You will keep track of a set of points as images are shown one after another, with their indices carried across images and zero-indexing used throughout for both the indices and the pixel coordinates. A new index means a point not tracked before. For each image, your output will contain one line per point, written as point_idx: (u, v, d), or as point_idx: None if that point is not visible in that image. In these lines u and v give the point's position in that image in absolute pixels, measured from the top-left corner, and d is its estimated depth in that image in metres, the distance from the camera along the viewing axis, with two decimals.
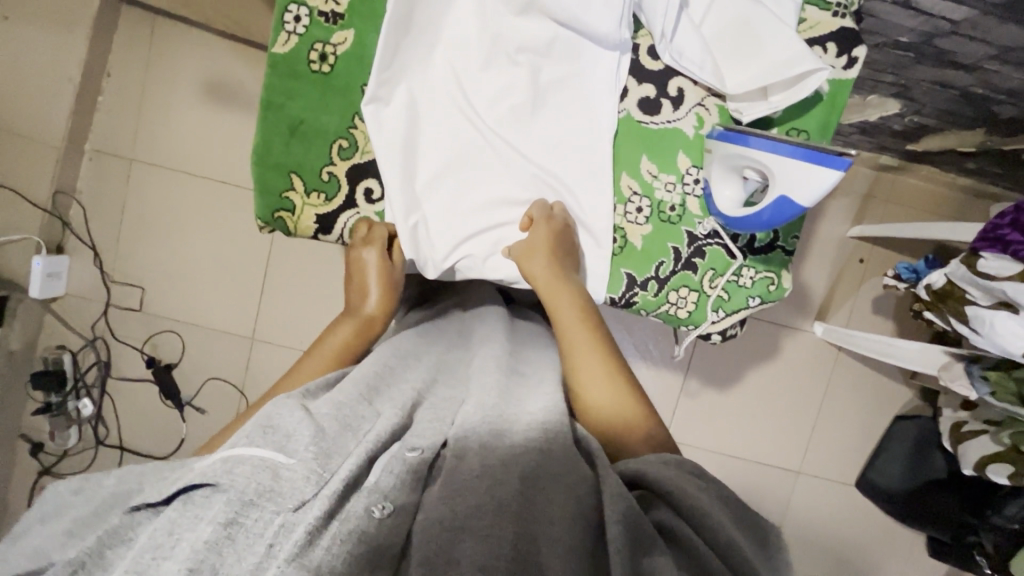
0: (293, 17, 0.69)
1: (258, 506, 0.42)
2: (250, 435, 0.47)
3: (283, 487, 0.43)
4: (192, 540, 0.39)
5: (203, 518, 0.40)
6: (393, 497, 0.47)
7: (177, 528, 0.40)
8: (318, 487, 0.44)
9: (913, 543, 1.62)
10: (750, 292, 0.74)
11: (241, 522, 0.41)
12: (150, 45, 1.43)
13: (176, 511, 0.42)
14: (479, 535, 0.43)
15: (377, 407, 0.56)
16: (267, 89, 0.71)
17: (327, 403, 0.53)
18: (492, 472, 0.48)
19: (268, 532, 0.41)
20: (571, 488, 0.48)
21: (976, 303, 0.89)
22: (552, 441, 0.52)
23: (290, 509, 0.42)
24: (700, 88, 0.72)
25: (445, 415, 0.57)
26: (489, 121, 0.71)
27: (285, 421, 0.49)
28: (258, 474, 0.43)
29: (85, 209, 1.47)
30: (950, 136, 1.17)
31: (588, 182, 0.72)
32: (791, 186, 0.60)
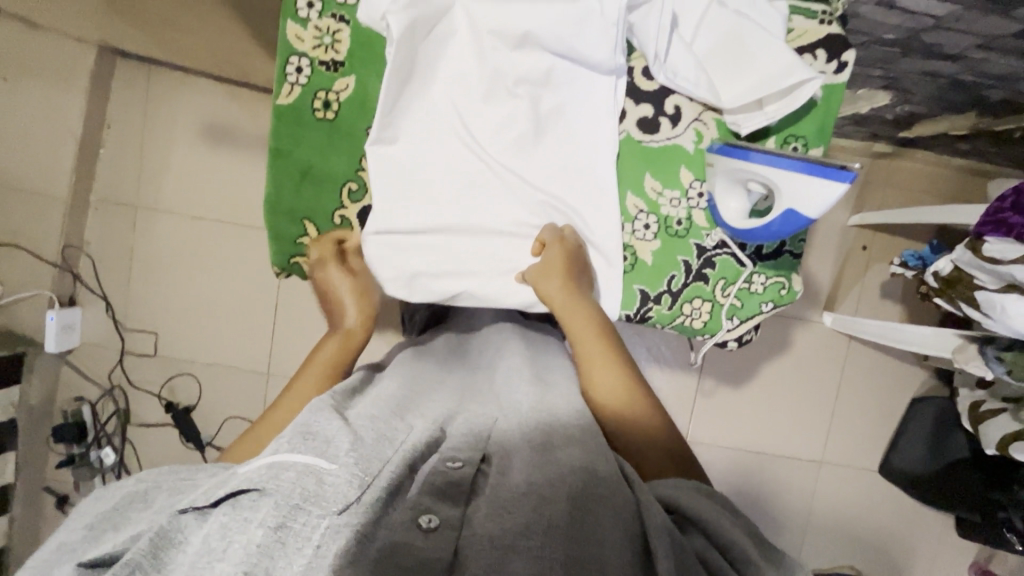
0: (294, 67, 0.71)
1: (305, 510, 0.42)
2: (291, 441, 0.48)
3: (328, 491, 0.43)
4: (244, 542, 0.40)
5: (253, 521, 0.41)
6: (437, 508, 0.45)
7: (229, 531, 0.41)
8: (362, 490, 0.44)
9: (942, 525, 1.61)
10: (763, 298, 0.76)
11: (289, 525, 0.41)
12: (147, 93, 1.45)
13: (226, 515, 0.42)
14: (529, 555, 0.41)
15: (409, 421, 0.58)
16: (274, 139, 0.72)
17: (362, 417, 0.55)
18: (537, 489, 0.46)
19: (315, 536, 0.41)
20: (620, 516, 0.45)
21: (984, 287, 0.90)
22: (596, 465, 0.50)
23: (335, 512, 0.43)
24: (697, 103, 0.74)
25: (479, 428, 0.58)
26: (492, 152, 0.72)
27: (325, 428, 0.50)
28: (305, 479, 0.43)
29: (93, 260, 1.48)
30: (942, 121, 1.18)
31: (593, 203, 0.74)
32: (799, 198, 0.61)
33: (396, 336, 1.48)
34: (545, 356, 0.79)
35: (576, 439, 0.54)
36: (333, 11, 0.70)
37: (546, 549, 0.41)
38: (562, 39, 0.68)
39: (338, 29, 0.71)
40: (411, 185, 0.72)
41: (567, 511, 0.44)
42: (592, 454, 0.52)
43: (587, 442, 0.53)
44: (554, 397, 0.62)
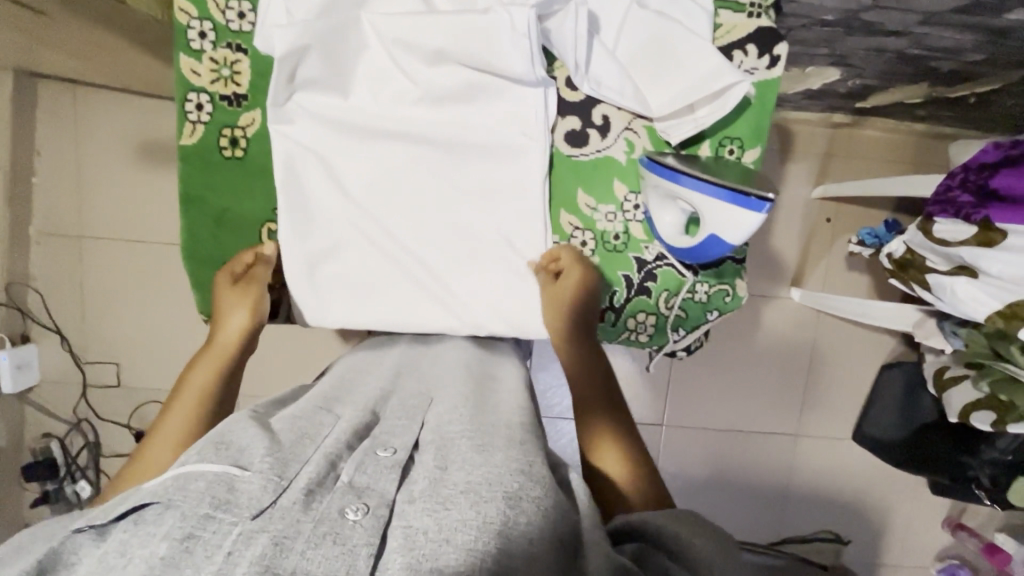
0: (194, 104, 0.70)
1: (216, 519, 0.37)
2: (201, 452, 0.44)
3: (240, 496, 0.39)
4: (146, 558, 0.36)
5: (157, 535, 0.37)
6: (365, 499, 0.42)
7: (129, 547, 0.37)
8: (278, 493, 0.40)
9: (916, 486, 1.65)
10: (708, 307, 0.74)
11: (198, 535, 0.37)
12: (75, 115, 1.38)
13: (126, 532, 0.38)
14: (461, 546, 0.38)
15: (338, 412, 0.56)
16: (184, 184, 0.71)
17: (284, 420, 0.52)
18: (474, 480, 0.44)
19: (226, 545, 0.36)
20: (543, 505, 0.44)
21: (935, 270, 0.88)
22: (529, 464, 0.47)
23: (249, 517, 0.38)
24: (625, 111, 0.70)
25: (414, 414, 0.56)
26: (416, 179, 0.71)
27: (238, 437, 0.46)
28: (215, 488, 0.39)
29: (42, 294, 1.43)
30: (897, 91, 1.15)
31: (521, 228, 0.72)
32: (721, 226, 0.61)
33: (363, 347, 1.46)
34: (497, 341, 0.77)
35: (513, 439, 0.51)
36: (229, 42, 0.69)
37: (477, 541, 0.39)
38: (474, 55, 0.66)
39: (236, 60, 0.69)
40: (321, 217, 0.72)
41: (501, 512, 0.41)
42: (529, 453, 0.49)
43: (524, 444, 0.50)
44: (492, 395, 0.60)
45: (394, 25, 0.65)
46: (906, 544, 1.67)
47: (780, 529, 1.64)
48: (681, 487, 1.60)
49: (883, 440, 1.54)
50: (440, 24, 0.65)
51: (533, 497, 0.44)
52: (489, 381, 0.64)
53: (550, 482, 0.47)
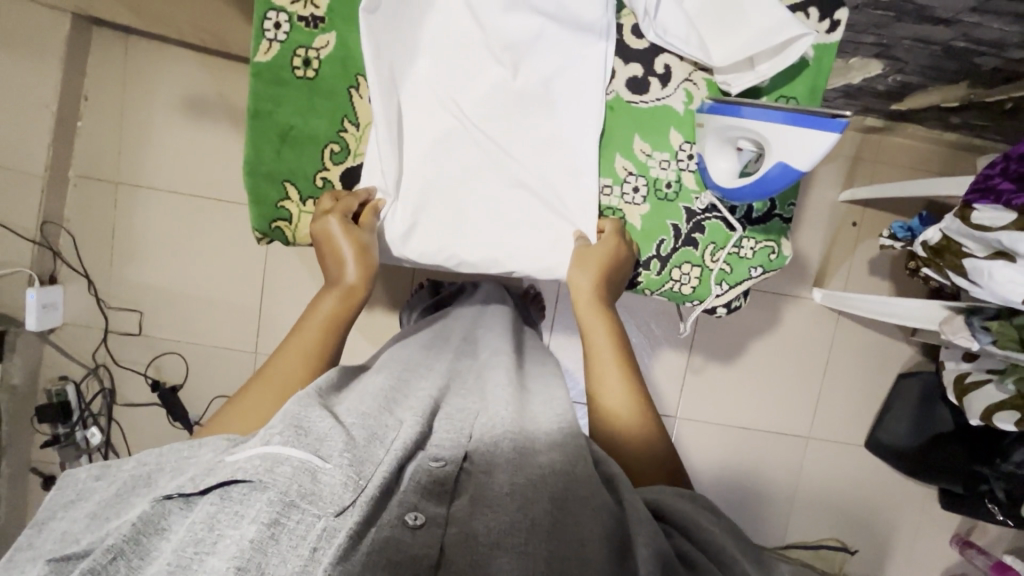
0: (272, 23, 0.73)
1: (299, 508, 0.47)
2: (284, 433, 0.51)
3: (323, 491, 0.48)
4: (238, 539, 0.44)
5: (247, 517, 0.46)
6: (423, 508, 0.50)
7: (219, 525, 0.46)
8: (356, 493, 0.49)
9: (927, 499, 1.64)
10: (752, 263, 0.80)
11: (283, 522, 0.46)
12: (127, 64, 1.41)
13: (215, 505, 0.47)
14: (513, 551, 0.47)
15: (399, 415, 0.62)
16: (253, 98, 0.75)
17: (353, 413, 0.58)
18: (519, 490, 0.52)
19: (310, 536, 0.46)
20: (593, 511, 0.51)
21: (971, 255, 0.90)
22: (574, 466, 0.56)
23: (332, 513, 0.47)
24: (687, 63, 0.76)
25: (461, 426, 0.62)
26: (472, 115, 0.75)
27: (317, 425, 0.53)
28: (300, 477, 0.48)
29: (74, 237, 1.45)
30: (934, 93, 1.18)
31: (568, 169, 0.77)
32: (788, 150, 0.63)
33: (385, 312, 1.48)
34: (529, 362, 0.88)
35: (555, 443, 0.59)
36: None
37: (528, 546, 0.47)
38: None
39: None
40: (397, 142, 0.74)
41: (548, 512, 0.50)
42: (571, 455, 0.58)
43: (567, 446, 0.59)
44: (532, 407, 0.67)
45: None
46: (912, 559, 1.65)
47: (787, 534, 1.62)
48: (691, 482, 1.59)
49: (897, 447, 1.54)
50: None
51: (579, 500, 0.52)
52: (525, 390, 0.73)
53: (593, 483, 0.54)
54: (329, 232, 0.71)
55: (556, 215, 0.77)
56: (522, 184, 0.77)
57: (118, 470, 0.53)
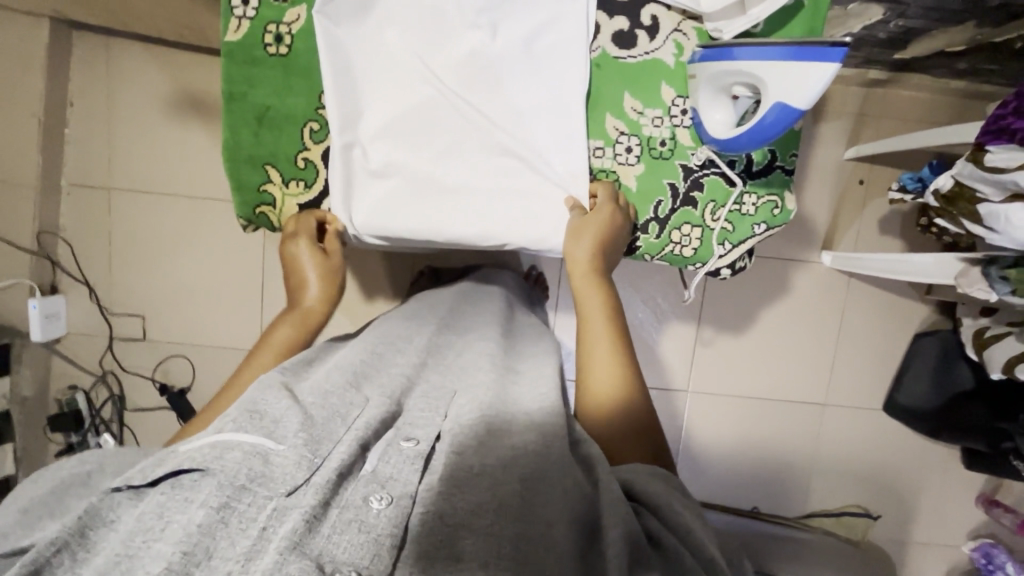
0: (241, 0, 0.71)
1: (251, 491, 0.45)
2: (237, 420, 0.51)
3: (275, 473, 0.47)
4: (185, 524, 0.42)
5: (195, 501, 0.44)
6: (388, 488, 0.49)
7: (166, 511, 0.44)
8: (310, 472, 0.48)
9: (949, 460, 1.60)
10: (755, 220, 0.77)
11: (233, 505, 0.44)
12: (110, 67, 1.39)
13: (165, 493, 0.46)
14: (482, 533, 0.46)
15: (366, 393, 0.61)
16: (228, 81, 0.73)
17: (314, 392, 0.57)
18: (492, 472, 0.51)
19: (261, 517, 0.44)
20: (565, 491, 0.52)
21: (988, 200, 0.86)
22: (549, 449, 0.56)
23: (282, 493, 0.46)
24: (675, 12, 0.72)
25: (437, 405, 0.61)
26: (450, 80, 0.72)
27: (271, 407, 0.53)
28: (250, 460, 0.47)
29: (71, 246, 1.45)
30: (939, 37, 1.12)
31: (555, 131, 0.74)
32: (789, 89, 0.60)
33: (387, 303, 1.46)
34: (514, 339, 0.87)
35: (534, 423, 0.59)
36: None
37: (496, 526, 0.46)
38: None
39: None
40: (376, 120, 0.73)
41: (519, 492, 0.49)
42: (547, 436, 0.58)
43: (544, 425, 0.59)
44: (512, 386, 0.68)
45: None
46: (935, 522, 1.62)
47: (805, 503, 1.60)
48: (705, 456, 1.57)
49: (916, 409, 1.50)
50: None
51: (554, 483, 0.52)
52: (508, 369, 0.74)
53: (566, 463, 0.55)
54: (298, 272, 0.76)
55: (545, 180, 0.75)
56: (508, 152, 0.74)
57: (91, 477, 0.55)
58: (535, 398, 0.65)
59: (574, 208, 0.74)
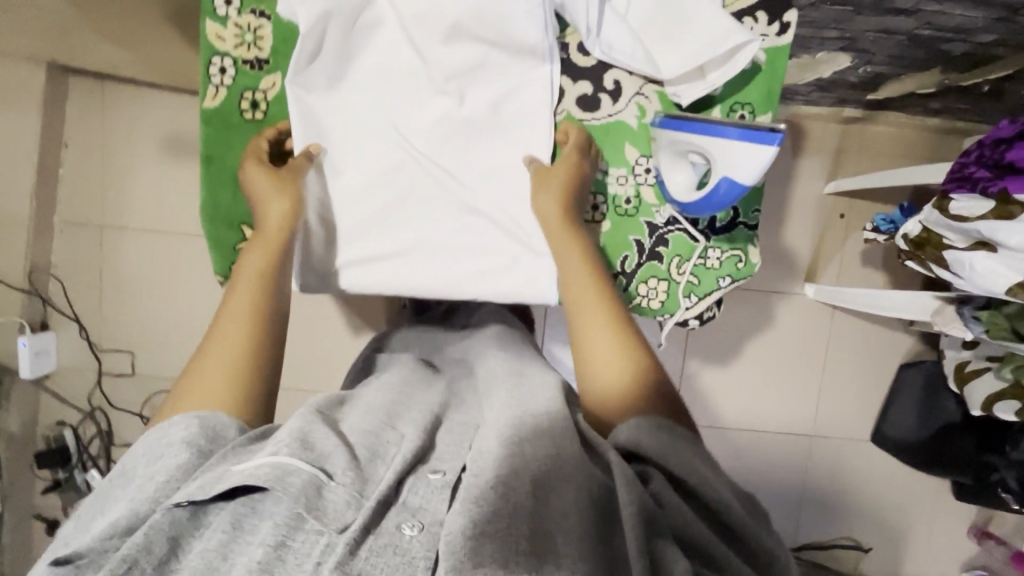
0: (218, 69, 0.76)
1: (303, 528, 0.45)
2: (289, 446, 0.50)
3: (327, 507, 0.46)
4: (248, 560, 0.43)
5: (258, 539, 0.45)
6: (424, 517, 0.47)
7: (232, 545, 0.45)
8: (358, 509, 0.46)
9: (939, 491, 1.59)
10: (719, 273, 0.79)
11: (288, 543, 0.44)
12: (104, 110, 1.42)
13: (227, 531, 0.46)
14: (497, 538, 0.44)
15: (400, 429, 0.57)
16: (207, 144, 0.77)
17: (355, 432, 0.56)
18: (506, 480, 0.48)
19: (314, 552, 0.44)
20: (575, 485, 0.50)
21: (953, 246, 0.88)
22: (562, 447, 0.53)
23: (334, 529, 0.45)
24: (637, 77, 0.76)
25: (465, 437, 0.58)
26: (422, 145, 0.76)
27: (320, 442, 0.52)
28: (306, 492, 0.46)
29: (63, 283, 1.46)
30: (909, 80, 1.15)
31: (521, 191, 0.77)
32: (731, 165, 0.63)
33: (375, 337, 1.47)
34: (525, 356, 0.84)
35: (542, 429, 0.55)
36: (252, 9, 0.75)
37: (512, 530, 0.45)
38: (472, 18, 0.71)
39: (259, 26, 0.75)
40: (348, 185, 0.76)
41: (531, 499, 0.47)
42: (559, 437, 0.54)
43: (552, 428, 0.55)
44: (526, 391, 0.65)
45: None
46: (928, 554, 1.61)
47: (796, 535, 1.59)
48: None
49: (902, 441, 1.51)
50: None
51: (562, 491, 0.49)
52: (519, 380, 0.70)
53: (580, 465, 0.51)
54: (259, 190, 0.71)
55: (513, 237, 0.77)
56: (474, 211, 0.77)
57: (122, 467, 0.52)
58: (546, 399, 0.62)
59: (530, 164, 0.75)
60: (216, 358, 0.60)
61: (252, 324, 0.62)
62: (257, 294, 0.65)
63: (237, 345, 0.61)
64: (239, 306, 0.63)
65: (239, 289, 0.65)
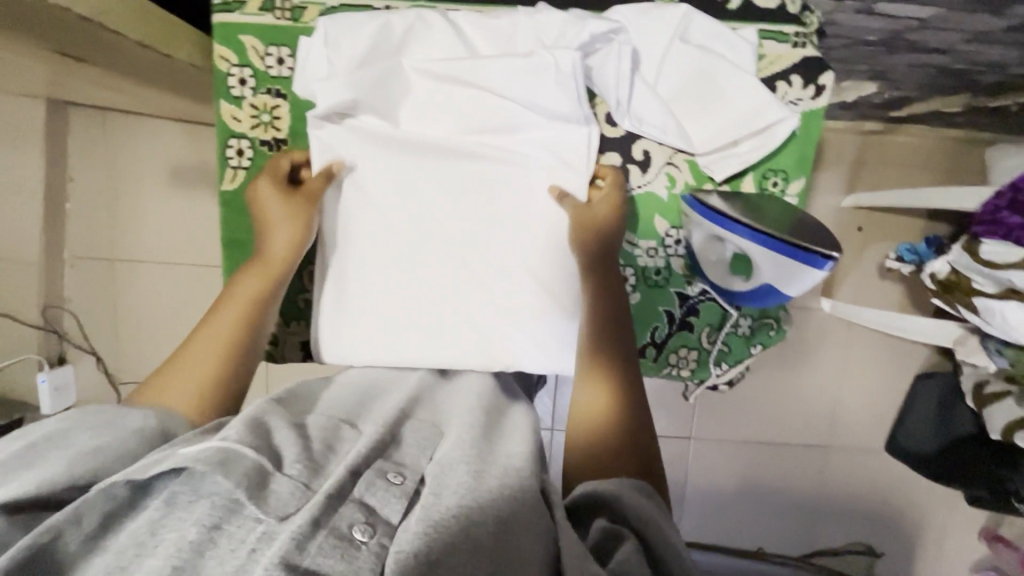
0: (235, 150, 0.84)
1: (241, 515, 0.45)
2: (239, 432, 0.49)
3: (271, 499, 0.45)
4: (177, 539, 0.43)
5: (190, 518, 0.44)
6: (373, 520, 0.46)
7: (160, 527, 0.44)
8: (303, 502, 0.46)
9: (952, 496, 1.61)
10: (751, 341, 0.83)
11: (224, 527, 0.44)
12: (107, 142, 1.39)
13: (159, 511, 0.45)
14: (451, 570, 0.42)
15: (360, 427, 0.59)
16: (229, 224, 0.85)
17: (320, 428, 0.56)
18: (471, 507, 0.47)
19: (250, 539, 0.43)
20: (531, 528, 0.48)
21: (982, 292, 0.86)
22: (524, 485, 0.52)
23: (275, 518, 0.44)
24: (666, 147, 0.79)
25: (429, 442, 0.57)
26: (442, 219, 0.77)
27: (280, 438, 0.51)
28: (252, 477, 0.45)
29: (76, 316, 1.46)
30: (936, 101, 1.12)
31: (556, 256, 0.77)
32: (772, 279, 0.70)
33: None
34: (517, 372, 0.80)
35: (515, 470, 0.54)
36: (267, 90, 0.83)
37: (469, 566, 0.43)
38: (483, 115, 0.75)
39: (274, 106, 0.83)
40: (369, 262, 0.78)
41: (491, 534, 0.46)
42: (524, 474, 0.54)
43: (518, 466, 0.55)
44: (502, 422, 0.63)
45: (430, 93, 0.76)
46: (939, 556, 1.64)
47: (809, 541, 1.62)
48: (709, 499, 1.59)
49: (917, 453, 1.50)
50: (464, 87, 0.75)
51: (525, 523, 0.48)
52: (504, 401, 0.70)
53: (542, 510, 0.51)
54: (269, 216, 0.77)
55: (538, 306, 0.77)
56: (509, 279, 0.77)
57: (57, 428, 0.53)
58: (523, 431, 0.63)
59: (561, 198, 0.75)
60: (192, 362, 0.66)
61: (228, 349, 0.68)
62: (241, 314, 0.71)
63: (213, 355, 0.67)
64: (227, 319, 0.70)
65: (229, 305, 0.72)
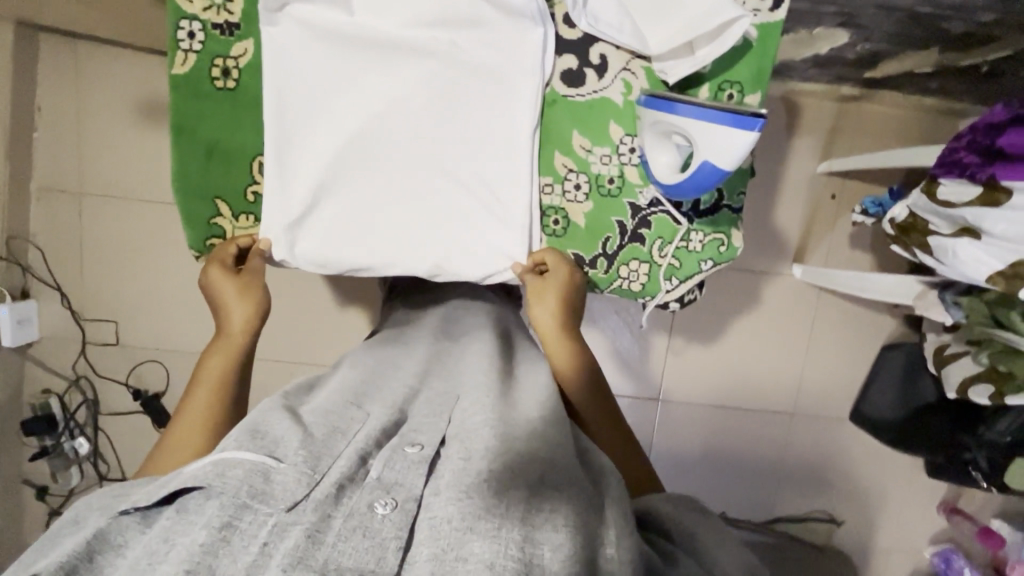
0: (186, 33, 0.76)
1: (253, 508, 0.41)
2: (238, 439, 0.47)
3: (276, 489, 0.42)
4: (187, 544, 0.39)
5: (200, 522, 0.40)
6: (398, 494, 0.44)
7: (173, 534, 0.41)
8: (310, 487, 0.43)
9: (913, 468, 1.64)
10: (701, 256, 0.84)
11: (236, 523, 0.40)
12: (79, 72, 1.37)
13: (171, 519, 0.42)
14: (486, 535, 0.41)
15: (367, 408, 0.56)
16: (177, 113, 0.78)
17: (315, 411, 0.54)
18: (496, 474, 0.46)
19: (262, 534, 0.39)
20: (562, 493, 0.47)
21: (938, 233, 0.89)
22: (554, 450, 0.51)
23: (283, 508, 0.41)
24: (623, 52, 0.79)
25: (441, 408, 0.57)
26: (396, 117, 0.77)
27: (273, 428, 0.49)
28: (252, 478, 0.42)
29: (42, 250, 1.44)
30: (908, 59, 1.13)
31: (501, 156, 0.79)
32: (713, 150, 0.68)
33: (360, 311, 1.47)
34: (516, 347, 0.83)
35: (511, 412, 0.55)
36: None
37: (501, 529, 0.41)
38: (438, 8, 0.75)
39: None
40: (327, 161, 0.78)
41: (523, 502, 0.44)
42: (551, 439, 0.52)
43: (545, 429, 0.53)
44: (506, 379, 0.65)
45: None
46: (898, 527, 1.66)
47: (772, 509, 1.64)
48: (677, 462, 1.60)
49: (879, 420, 1.54)
50: None
51: (554, 489, 0.46)
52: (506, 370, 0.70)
53: (572, 469, 0.50)
54: (222, 294, 0.76)
55: (482, 205, 0.80)
56: (456, 181, 0.79)
57: (64, 515, 0.50)
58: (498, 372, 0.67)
59: (524, 272, 0.80)
60: (181, 441, 0.62)
61: (208, 424, 0.65)
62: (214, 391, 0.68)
63: (200, 420, 0.65)
64: (211, 374, 0.69)
65: (198, 390, 0.67)
